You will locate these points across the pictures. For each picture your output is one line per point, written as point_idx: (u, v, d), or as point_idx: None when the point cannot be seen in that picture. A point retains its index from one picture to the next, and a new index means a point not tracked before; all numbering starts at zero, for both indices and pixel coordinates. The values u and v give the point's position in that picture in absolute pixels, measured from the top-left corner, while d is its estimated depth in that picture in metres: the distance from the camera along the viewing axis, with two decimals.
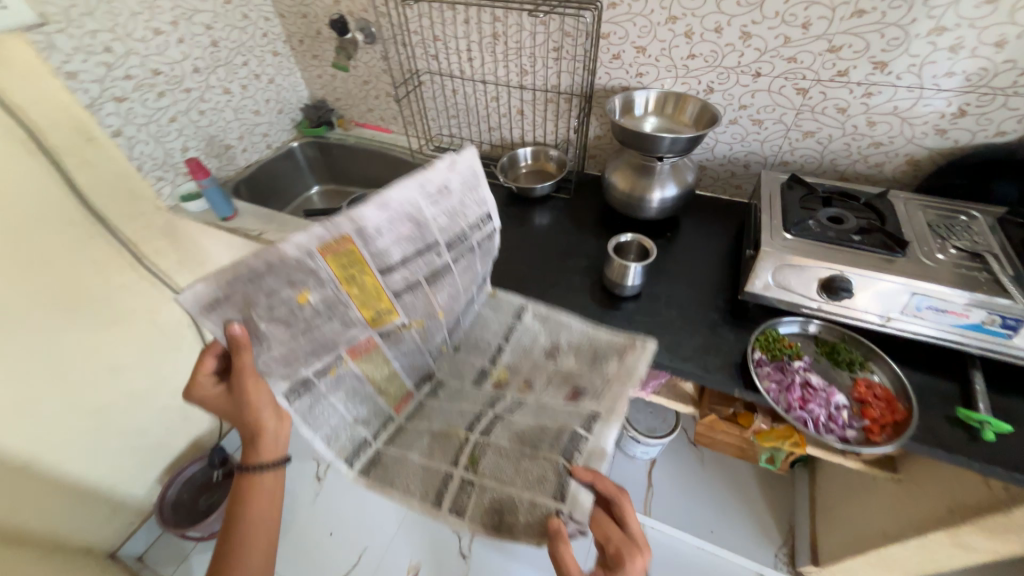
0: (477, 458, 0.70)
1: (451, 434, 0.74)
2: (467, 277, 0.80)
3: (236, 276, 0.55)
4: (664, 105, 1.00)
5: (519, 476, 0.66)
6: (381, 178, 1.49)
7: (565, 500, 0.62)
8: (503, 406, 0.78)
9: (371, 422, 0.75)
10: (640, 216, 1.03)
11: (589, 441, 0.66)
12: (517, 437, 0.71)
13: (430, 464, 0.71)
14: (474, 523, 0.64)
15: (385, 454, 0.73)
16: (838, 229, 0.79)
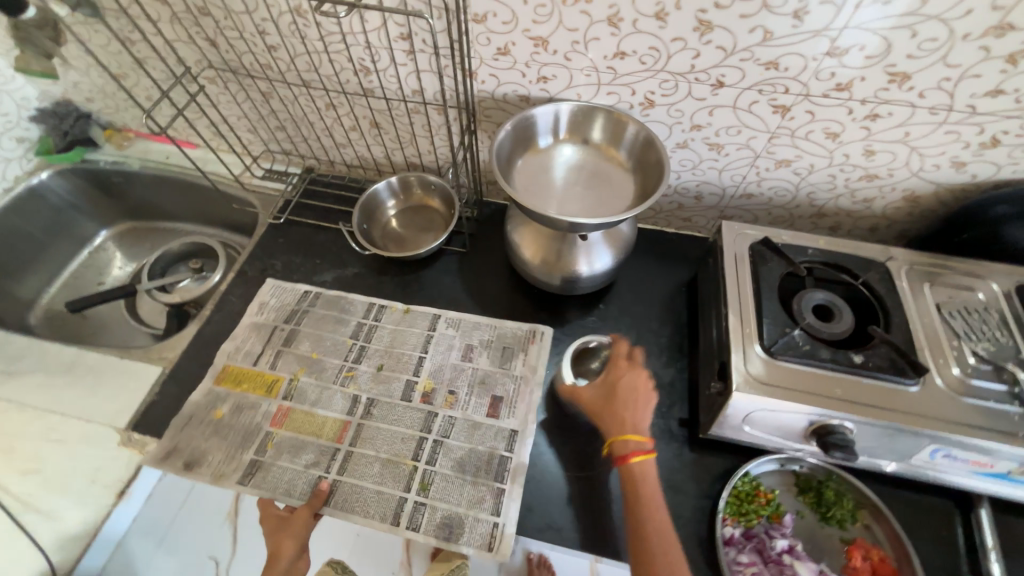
0: (428, 482, 0.60)
1: (398, 462, 0.62)
2: (343, 327, 0.73)
3: (179, 426, 0.65)
4: (580, 125, 0.65)
5: (458, 493, 0.59)
6: (197, 216, 1.02)
7: (506, 485, 0.60)
8: (438, 427, 0.64)
9: (320, 463, 0.62)
10: (565, 292, 0.73)
11: (512, 457, 0.62)
12: (459, 464, 0.61)
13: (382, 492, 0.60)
14: (429, 535, 0.57)
15: (341, 484, 0.61)
16: (831, 339, 0.56)
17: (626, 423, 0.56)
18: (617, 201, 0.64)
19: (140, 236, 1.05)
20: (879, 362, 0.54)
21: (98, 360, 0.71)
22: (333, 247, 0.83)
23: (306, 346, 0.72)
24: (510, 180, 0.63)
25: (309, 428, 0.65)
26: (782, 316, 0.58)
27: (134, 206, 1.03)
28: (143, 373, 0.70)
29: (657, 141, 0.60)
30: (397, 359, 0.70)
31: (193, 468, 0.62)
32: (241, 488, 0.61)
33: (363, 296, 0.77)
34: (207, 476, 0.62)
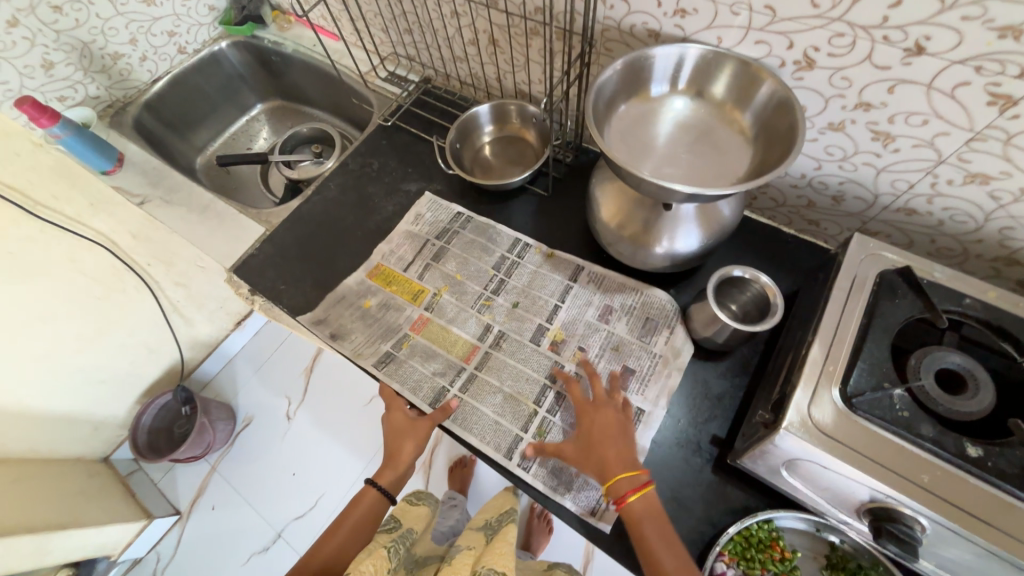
0: (545, 429, 0.60)
1: (518, 400, 0.62)
2: (487, 257, 0.73)
3: (332, 302, 0.72)
4: (705, 74, 0.55)
5: None
6: (328, 106, 1.13)
7: None
8: (564, 380, 0.63)
9: (446, 374, 0.65)
10: (637, 266, 0.67)
11: (634, 435, 0.58)
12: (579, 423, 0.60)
13: (497, 423, 0.62)
14: (538, 481, 0.58)
15: (463, 401, 0.63)
16: (945, 414, 0.43)
17: (610, 462, 0.51)
18: (723, 173, 0.54)
19: (285, 114, 1.20)
20: (1002, 465, 0.41)
21: (225, 210, 0.84)
22: (427, 161, 0.85)
23: (378, 244, 0.77)
24: (605, 127, 0.56)
25: (440, 342, 0.68)
26: (885, 366, 0.46)
27: (285, 86, 1.16)
28: (252, 230, 0.82)
29: (795, 105, 0.49)
30: (532, 301, 0.69)
31: (340, 342, 0.69)
32: (375, 371, 0.66)
33: (440, 212, 0.79)
34: (349, 352, 0.68)
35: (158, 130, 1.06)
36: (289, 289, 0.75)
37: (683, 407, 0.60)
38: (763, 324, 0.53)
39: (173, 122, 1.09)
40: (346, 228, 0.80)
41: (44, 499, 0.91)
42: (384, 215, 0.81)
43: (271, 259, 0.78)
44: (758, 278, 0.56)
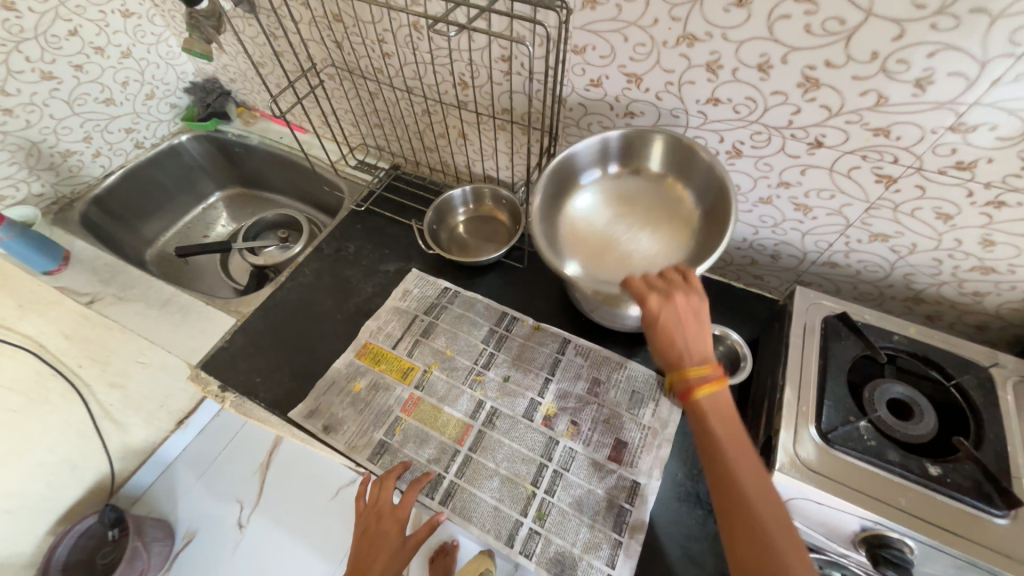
0: (545, 512, 0.59)
1: (517, 482, 0.61)
2: (476, 331, 0.75)
3: (321, 388, 0.70)
4: (635, 151, 0.65)
5: (571, 526, 0.58)
6: (295, 192, 1.15)
7: (624, 533, 0.57)
8: (559, 457, 0.63)
9: (440, 459, 0.64)
10: (614, 326, 0.72)
11: (632, 511, 0.59)
12: (577, 501, 0.60)
13: (498, 507, 0.60)
14: (542, 567, 0.56)
15: (459, 485, 0.61)
16: (903, 439, 0.50)
17: (682, 358, 0.49)
18: (672, 237, 0.64)
19: (246, 201, 1.20)
20: (960, 480, 0.47)
21: (190, 303, 0.81)
22: (405, 241, 0.88)
23: (361, 326, 0.77)
24: (554, 229, 0.65)
25: (434, 425, 0.66)
26: (847, 402, 0.52)
27: (247, 174, 1.17)
28: (221, 322, 0.79)
29: (721, 171, 0.58)
30: (522, 373, 0.71)
31: (330, 433, 0.66)
32: (370, 465, 0.64)
33: (422, 289, 0.81)
34: (342, 446, 0.65)
35: (107, 223, 1.02)
36: (266, 380, 0.72)
37: (679, 462, 0.63)
38: (739, 378, 0.59)
39: (123, 213, 1.05)
40: (327, 313, 0.79)
41: None
42: (366, 297, 0.81)
43: (246, 351, 0.75)
44: (728, 337, 0.63)
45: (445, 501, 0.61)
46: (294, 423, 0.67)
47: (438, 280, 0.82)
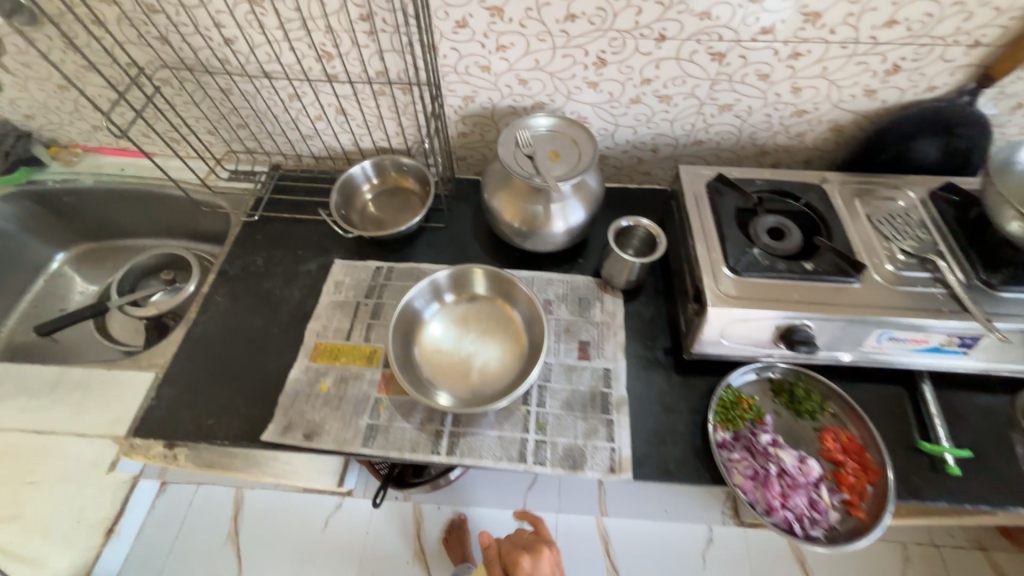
0: (543, 421, 0.65)
1: (510, 408, 0.65)
2: None
3: (286, 401, 0.66)
4: (464, 280, 0.72)
5: (570, 423, 0.64)
6: (163, 228, 1.01)
7: (612, 411, 0.65)
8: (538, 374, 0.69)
9: (434, 418, 0.65)
10: (544, 249, 0.78)
11: (612, 392, 0.67)
12: (566, 403, 0.66)
13: (502, 435, 0.64)
14: (557, 466, 0.61)
15: (460, 433, 0.63)
16: (785, 253, 0.63)
17: None
18: (511, 333, 0.70)
19: (101, 255, 1.03)
20: (827, 267, 0.61)
21: (87, 373, 0.69)
22: (316, 237, 0.84)
23: (303, 331, 0.73)
24: (416, 371, 0.66)
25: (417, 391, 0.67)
26: (741, 239, 0.65)
27: (92, 224, 1.00)
28: (136, 380, 0.69)
29: (517, 281, 0.69)
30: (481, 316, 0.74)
31: (313, 438, 0.63)
32: (367, 449, 0.62)
33: (354, 276, 0.79)
34: (331, 444, 0.63)
35: None
36: (220, 418, 0.66)
37: (635, 341, 0.72)
38: (659, 254, 0.67)
39: None
40: (261, 330, 0.74)
41: None
42: (296, 301, 0.77)
43: (182, 397, 0.67)
44: (641, 224, 0.71)
45: (451, 450, 0.62)
46: (269, 445, 0.63)
47: (368, 262, 0.80)
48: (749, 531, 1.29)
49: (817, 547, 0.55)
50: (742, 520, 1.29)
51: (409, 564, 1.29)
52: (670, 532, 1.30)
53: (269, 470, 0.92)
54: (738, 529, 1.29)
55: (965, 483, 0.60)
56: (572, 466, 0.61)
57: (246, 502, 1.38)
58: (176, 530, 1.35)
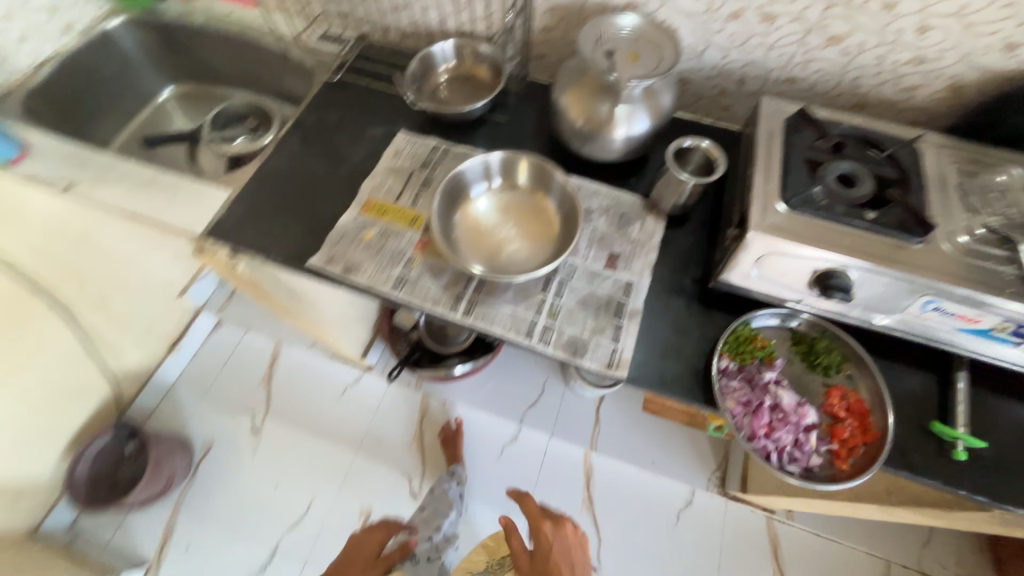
0: (556, 310, 0.68)
1: (528, 292, 0.69)
2: None
3: (333, 239, 0.73)
4: (514, 169, 0.74)
5: (580, 318, 0.67)
6: (254, 80, 1.09)
7: (624, 317, 0.67)
8: (563, 270, 0.71)
9: (457, 284, 0.70)
10: (599, 158, 0.77)
11: (629, 302, 0.68)
12: (582, 301, 0.69)
13: (515, 312, 0.68)
14: (559, 350, 0.65)
15: (478, 301, 0.68)
16: (849, 198, 0.60)
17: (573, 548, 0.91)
18: (545, 228, 0.73)
19: (198, 97, 1.12)
20: (890, 220, 0.58)
21: (177, 178, 0.79)
22: (387, 107, 0.88)
23: (359, 185, 0.79)
24: (452, 237, 0.70)
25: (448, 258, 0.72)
26: (805, 177, 0.62)
27: (197, 64, 1.09)
28: (215, 193, 0.78)
29: (563, 179, 0.71)
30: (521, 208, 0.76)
31: (351, 274, 0.70)
32: (394, 294, 0.69)
33: (413, 147, 0.83)
34: (365, 282, 0.70)
35: (54, 117, 0.94)
36: (277, 240, 0.74)
37: (665, 264, 0.72)
38: (716, 175, 0.66)
39: (69, 111, 0.96)
40: (323, 176, 0.80)
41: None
42: (357, 159, 0.82)
43: (249, 216, 0.76)
44: (700, 144, 0.70)
45: (467, 312, 0.67)
46: (313, 271, 0.71)
47: (429, 138, 0.84)
48: (731, 505, 1.31)
49: (789, 479, 0.58)
50: (726, 493, 1.31)
51: (408, 442, 1.43)
52: (651, 483, 1.34)
53: (307, 316, 1.02)
54: (720, 500, 1.31)
55: (969, 471, 0.58)
56: (572, 353, 0.65)
57: (282, 354, 1.54)
58: (222, 360, 1.52)
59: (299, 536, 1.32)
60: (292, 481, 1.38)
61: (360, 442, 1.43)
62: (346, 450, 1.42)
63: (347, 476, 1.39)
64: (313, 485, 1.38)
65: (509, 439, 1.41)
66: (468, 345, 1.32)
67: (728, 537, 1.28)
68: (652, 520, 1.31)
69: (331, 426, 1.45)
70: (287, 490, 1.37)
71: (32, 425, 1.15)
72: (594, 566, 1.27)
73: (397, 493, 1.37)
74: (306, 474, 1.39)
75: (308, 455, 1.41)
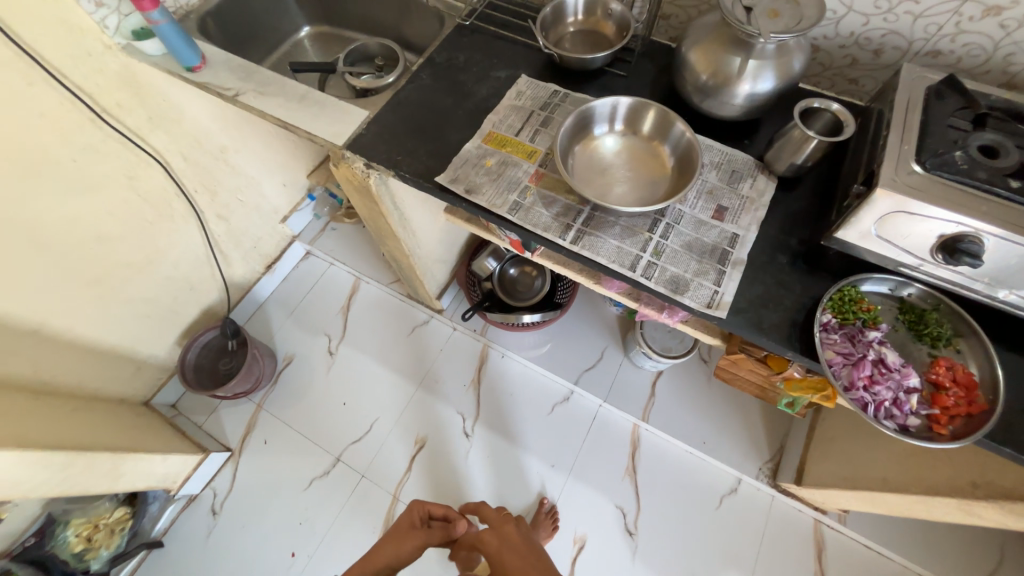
0: (660, 250, 0.71)
1: (635, 230, 0.73)
2: None
3: (457, 162, 0.80)
4: (639, 117, 0.77)
5: (683, 260, 0.70)
6: (385, 25, 1.18)
7: (727, 265, 0.70)
8: (670, 215, 0.75)
9: (568, 215, 0.75)
10: (716, 113, 0.79)
11: (732, 252, 0.71)
12: (686, 245, 0.72)
13: (620, 246, 0.72)
14: (660, 285, 0.69)
15: (586, 232, 0.73)
16: (991, 166, 0.59)
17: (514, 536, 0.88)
18: (657, 175, 0.76)
19: (333, 40, 1.25)
20: None
21: (323, 97, 0.89)
22: (511, 52, 0.94)
23: (482, 119, 0.85)
24: (569, 168, 0.76)
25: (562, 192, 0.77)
26: (945, 142, 0.61)
27: (336, 6, 1.20)
28: (354, 113, 0.87)
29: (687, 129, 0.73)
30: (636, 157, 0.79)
31: (472, 195, 0.77)
32: (509, 216, 0.75)
33: (535, 90, 0.88)
34: (484, 203, 0.76)
35: (220, 39, 1.07)
36: (406, 159, 0.82)
37: (772, 222, 0.73)
38: (844, 134, 0.67)
39: (230, 37, 1.10)
40: (450, 108, 0.87)
41: (103, 428, 1.16)
42: (481, 96, 0.88)
43: (383, 135, 0.84)
44: (829, 107, 0.70)
45: (575, 240, 0.72)
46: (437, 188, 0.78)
47: (550, 84, 0.88)
48: (779, 498, 1.30)
49: (883, 429, 0.59)
50: (776, 484, 1.29)
51: (466, 386, 1.51)
52: (699, 463, 1.35)
53: (402, 245, 1.11)
54: (768, 491, 1.30)
55: None
56: (672, 291, 0.68)
57: (362, 290, 1.68)
58: (308, 287, 1.69)
59: (360, 451, 1.44)
60: (359, 402, 1.51)
61: (422, 378, 1.54)
62: (409, 384, 1.53)
63: (408, 406, 1.50)
64: (376, 409, 1.50)
65: (561, 398, 1.47)
66: (537, 300, 1.38)
67: (772, 528, 1.27)
68: (694, 499, 1.32)
69: (398, 360, 1.57)
70: (354, 409, 1.50)
71: (158, 310, 1.33)
72: (629, 531, 1.30)
73: (451, 430, 1.46)
74: (371, 398, 1.51)
75: (375, 381, 1.54)
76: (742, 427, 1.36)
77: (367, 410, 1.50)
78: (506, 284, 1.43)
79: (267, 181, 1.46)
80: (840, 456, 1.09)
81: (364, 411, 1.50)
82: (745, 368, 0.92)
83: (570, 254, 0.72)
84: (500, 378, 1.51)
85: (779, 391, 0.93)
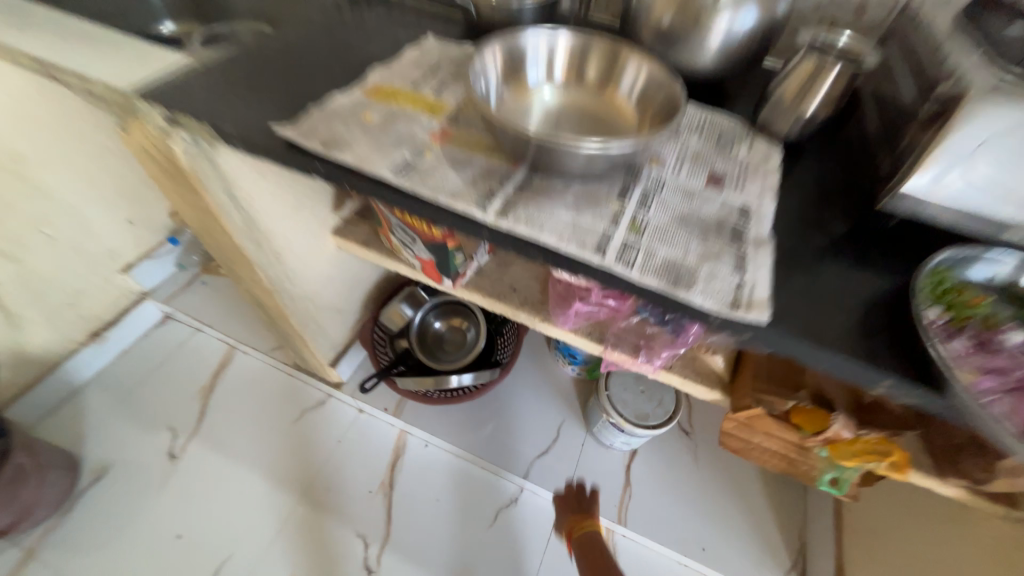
0: (641, 224, 0.45)
1: (598, 198, 0.46)
2: None
3: (320, 112, 0.51)
4: (586, 62, 0.55)
5: (682, 238, 0.43)
6: None
7: (748, 243, 0.44)
8: (647, 179, 0.49)
9: (490, 179, 0.47)
10: (687, 66, 0.59)
11: (750, 227, 0.45)
12: (680, 217, 0.46)
13: (578, 221, 0.44)
14: (651, 275, 0.40)
15: (522, 201, 0.45)
16: None
17: None
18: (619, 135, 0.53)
19: None
20: None
21: (124, 39, 0.59)
22: (417, 16, 0.72)
23: (367, 73, 0.59)
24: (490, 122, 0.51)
25: (481, 150, 0.50)
26: None
27: None
28: (169, 59, 0.58)
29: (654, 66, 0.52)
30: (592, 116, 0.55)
31: (332, 150, 0.47)
32: (394, 179, 0.46)
33: (446, 47, 0.65)
34: (353, 161, 0.47)
35: None
36: (236, 109, 0.52)
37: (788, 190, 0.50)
38: None
39: None
40: (321, 60, 0.60)
41: None
42: (370, 52, 0.64)
43: (207, 83, 0.55)
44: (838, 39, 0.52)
45: (503, 211, 0.43)
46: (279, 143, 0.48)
47: (466, 44, 0.66)
48: None
49: None
50: None
51: (371, 492, 1.08)
52: None
53: (262, 276, 0.76)
54: None
55: None
56: (669, 288, 0.39)
57: (235, 361, 1.24)
58: (155, 362, 1.23)
59: None
60: (211, 529, 1.04)
61: (308, 486, 1.09)
62: (287, 496, 1.08)
63: (284, 529, 1.04)
64: (237, 538, 1.04)
65: (507, 501, 1.07)
66: (469, 360, 1.05)
67: None
68: None
69: (276, 461, 1.12)
70: (203, 540, 1.03)
71: None
72: None
73: (344, 564, 1.01)
74: (231, 521, 1.05)
75: (240, 495, 1.08)
76: (746, 517, 1.02)
77: (222, 539, 1.03)
78: (428, 340, 1.08)
79: (99, 212, 1.08)
80: (898, 555, 0.77)
81: (217, 541, 1.03)
82: (765, 428, 0.64)
83: (488, 238, 0.44)
84: (420, 476, 1.10)
85: (817, 462, 0.65)
